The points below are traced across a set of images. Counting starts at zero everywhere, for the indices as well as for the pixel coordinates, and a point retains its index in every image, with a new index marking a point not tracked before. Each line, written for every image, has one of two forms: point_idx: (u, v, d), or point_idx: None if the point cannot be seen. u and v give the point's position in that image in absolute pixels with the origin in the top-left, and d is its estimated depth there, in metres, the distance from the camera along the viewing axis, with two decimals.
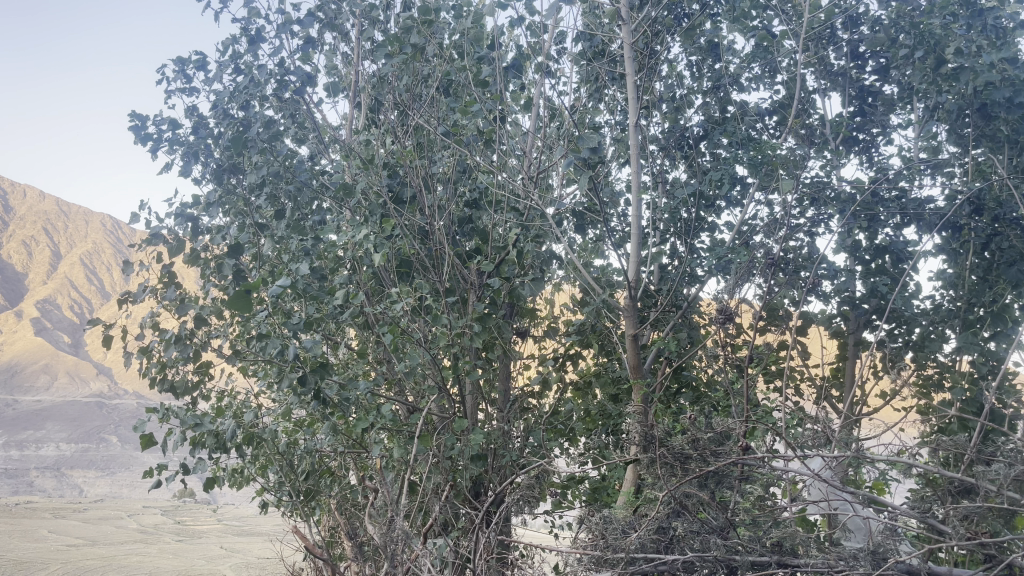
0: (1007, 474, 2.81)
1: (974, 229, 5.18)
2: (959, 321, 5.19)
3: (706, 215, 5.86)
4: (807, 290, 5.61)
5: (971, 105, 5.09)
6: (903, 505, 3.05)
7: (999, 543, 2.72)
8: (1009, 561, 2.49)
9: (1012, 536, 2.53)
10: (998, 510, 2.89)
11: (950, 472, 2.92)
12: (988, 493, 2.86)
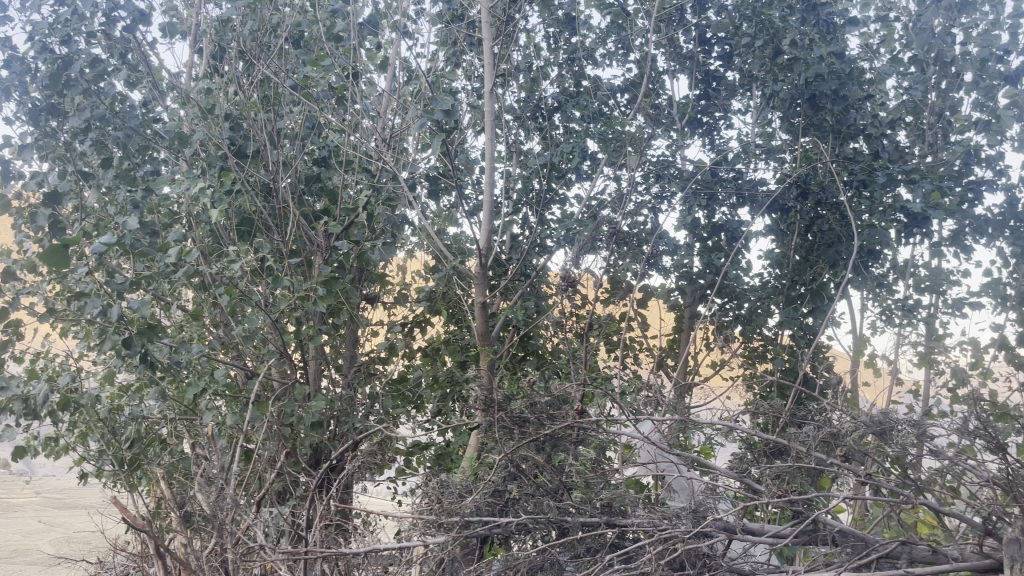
0: (815, 436, 3.04)
1: (799, 212, 5.56)
2: (783, 297, 5.55)
3: (558, 187, 5.94)
4: (649, 263, 5.83)
5: (802, 95, 5.44)
6: (724, 465, 3.24)
7: (804, 500, 2.94)
8: (812, 517, 2.70)
9: (816, 493, 2.74)
10: (807, 470, 3.13)
11: (767, 434, 3.12)
12: (798, 454, 3.08)
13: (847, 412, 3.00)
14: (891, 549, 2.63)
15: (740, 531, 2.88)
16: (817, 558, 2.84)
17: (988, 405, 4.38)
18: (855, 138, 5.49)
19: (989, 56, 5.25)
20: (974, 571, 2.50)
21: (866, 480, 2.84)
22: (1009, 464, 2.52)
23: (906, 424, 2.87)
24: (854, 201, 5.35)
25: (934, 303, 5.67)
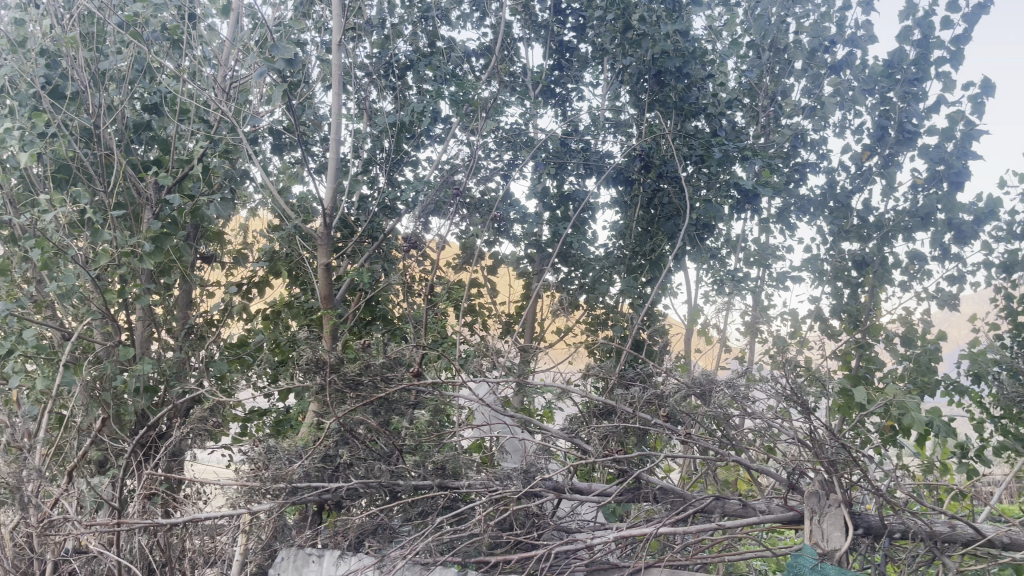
0: (642, 397, 3.17)
1: (643, 184, 5.74)
2: (625, 267, 5.72)
3: (409, 149, 5.81)
4: (498, 230, 5.84)
5: (649, 71, 5.59)
6: (557, 426, 3.31)
7: (629, 458, 3.05)
8: (635, 475, 2.81)
9: (639, 453, 2.86)
10: (633, 429, 3.26)
11: (597, 396, 3.22)
12: (626, 415, 3.20)
13: (671, 374, 3.14)
14: (705, 504, 2.79)
15: (568, 489, 2.97)
16: (639, 514, 2.97)
17: (802, 371, 4.73)
18: (696, 116, 5.72)
19: (817, 45, 5.60)
20: (777, 522, 2.70)
21: (686, 439, 2.99)
22: (811, 423, 2.73)
23: (724, 385, 3.04)
24: (693, 177, 5.59)
25: (761, 276, 6.05)
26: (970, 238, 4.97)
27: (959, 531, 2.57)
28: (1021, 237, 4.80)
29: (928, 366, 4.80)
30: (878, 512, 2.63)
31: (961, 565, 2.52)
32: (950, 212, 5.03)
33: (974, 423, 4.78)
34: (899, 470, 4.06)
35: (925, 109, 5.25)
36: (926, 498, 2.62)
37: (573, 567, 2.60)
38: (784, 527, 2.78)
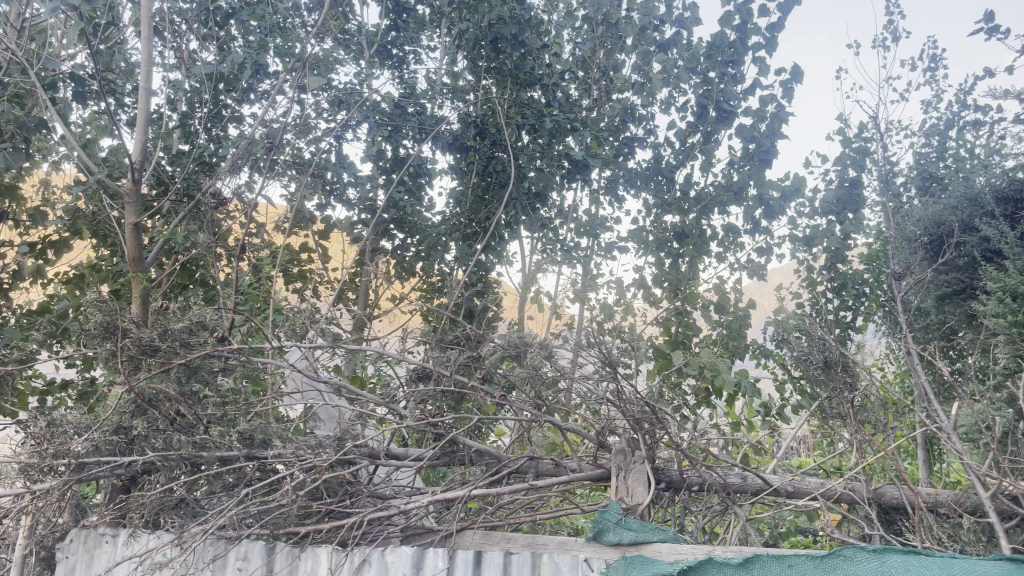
0: (458, 360, 3.17)
1: (478, 151, 5.73)
2: (461, 234, 5.69)
3: (231, 104, 5.43)
4: (329, 193, 5.62)
5: (485, 37, 5.55)
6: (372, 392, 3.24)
7: (445, 421, 3.05)
8: (449, 436, 2.81)
9: (453, 417, 2.86)
10: (451, 392, 3.25)
11: (413, 359, 3.18)
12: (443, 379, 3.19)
13: (488, 336, 3.15)
14: (519, 464, 2.84)
15: (382, 455, 2.93)
16: (454, 477, 2.98)
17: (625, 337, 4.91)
18: (532, 86, 5.74)
19: (647, 23, 5.77)
20: (587, 480, 2.78)
21: (500, 401, 3.02)
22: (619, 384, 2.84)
23: (538, 347, 3.09)
24: (527, 145, 5.62)
25: (591, 246, 6.22)
26: (777, 213, 5.34)
27: (749, 482, 2.76)
28: (821, 214, 5.20)
29: (738, 331, 5.14)
30: (679, 467, 2.77)
31: (750, 514, 2.71)
32: (760, 188, 5.39)
33: (777, 384, 5.17)
34: (710, 429, 4.31)
35: (740, 91, 5.57)
36: (722, 453, 2.79)
37: (386, 533, 2.56)
38: (594, 484, 2.87)
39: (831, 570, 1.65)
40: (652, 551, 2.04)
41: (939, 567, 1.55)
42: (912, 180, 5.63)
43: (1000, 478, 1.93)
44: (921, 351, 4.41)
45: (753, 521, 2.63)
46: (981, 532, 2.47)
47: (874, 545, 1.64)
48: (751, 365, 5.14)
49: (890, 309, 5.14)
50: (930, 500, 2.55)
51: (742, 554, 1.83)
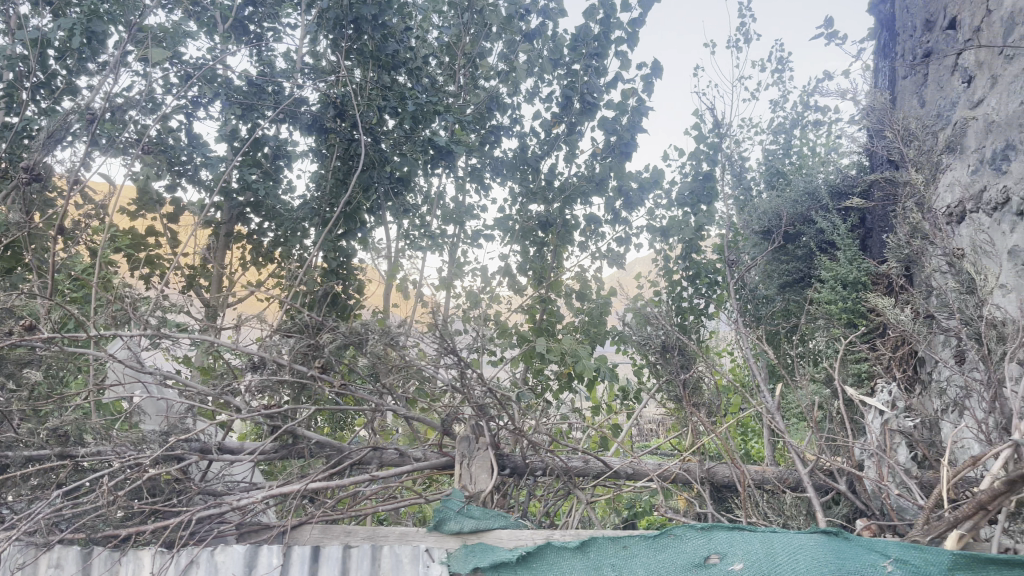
0: (295, 347, 3.03)
1: (338, 134, 5.45)
2: (320, 219, 5.37)
3: (64, 76, 4.97)
4: (179, 173, 5.26)
5: (346, 17, 5.34)
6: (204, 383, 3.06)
7: (283, 412, 2.92)
8: (284, 427, 2.70)
9: (291, 408, 2.75)
10: (290, 382, 3.12)
11: (248, 347, 3.02)
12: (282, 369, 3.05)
13: (325, 323, 3.03)
14: (362, 455, 2.77)
15: (216, 449, 2.78)
16: (293, 470, 2.88)
17: (489, 325, 4.89)
18: (396, 69, 5.60)
19: (512, 13, 5.74)
20: (431, 469, 2.75)
21: (340, 390, 2.93)
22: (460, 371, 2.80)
23: (376, 332, 2.98)
24: (390, 132, 5.45)
25: (457, 234, 6.16)
26: (636, 205, 5.48)
27: (590, 466, 2.81)
28: (677, 205, 5.36)
29: (599, 319, 5.24)
30: (522, 451, 2.78)
31: (589, 497, 2.75)
32: (621, 181, 5.51)
33: (636, 368, 5.29)
34: (571, 415, 4.36)
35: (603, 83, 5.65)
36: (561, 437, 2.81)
37: (218, 531, 2.44)
38: (440, 473, 2.84)
39: (660, 549, 1.64)
40: (493, 538, 2.00)
41: (760, 541, 1.54)
42: (762, 176, 5.93)
43: (817, 454, 1.96)
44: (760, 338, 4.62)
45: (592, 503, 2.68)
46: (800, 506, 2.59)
47: (702, 521, 1.63)
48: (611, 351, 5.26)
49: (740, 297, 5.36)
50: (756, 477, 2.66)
51: (579, 537, 1.82)
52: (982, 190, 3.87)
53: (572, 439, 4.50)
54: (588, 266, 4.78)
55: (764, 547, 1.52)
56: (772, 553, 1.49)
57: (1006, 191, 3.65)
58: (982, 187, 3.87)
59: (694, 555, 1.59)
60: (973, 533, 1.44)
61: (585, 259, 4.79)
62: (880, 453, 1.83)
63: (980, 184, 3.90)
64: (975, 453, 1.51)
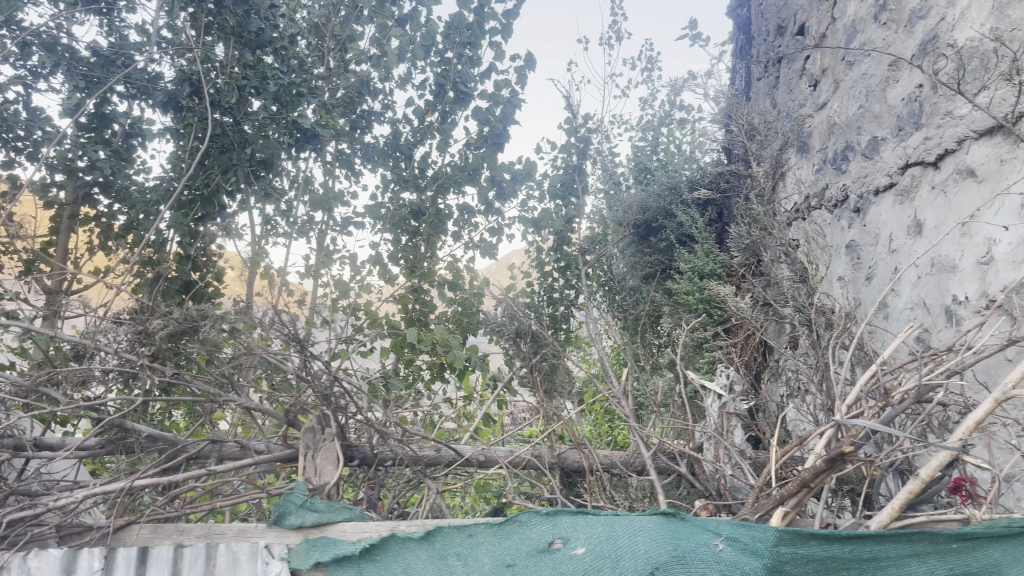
0: (124, 336, 2.83)
1: (195, 112, 4.81)
2: (174, 202, 4.75)
3: None
4: (15, 149, 4.73)
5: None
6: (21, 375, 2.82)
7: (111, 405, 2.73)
8: (110, 420, 2.52)
9: (120, 401, 2.59)
10: (120, 373, 2.93)
11: (70, 335, 2.79)
12: (110, 359, 2.85)
13: (158, 309, 2.85)
14: (199, 449, 2.66)
15: (30, 445, 2.60)
16: (121, 467, 2.71)
17: (360, 316, 4.69)
18: (261, 49, 5.05)
19: None
20: (275, 462, 2.66)
21: (173, 379, 2.77)
22: (307, 360, 2.68)
23: (215, 319, 2.82)
24: (256, 116, 4.91)
25: (326, 221, 5.93)
26: (510, 195, 5.44)
27: (441, 454, 2.81)
28: (552, 198, 5.26)
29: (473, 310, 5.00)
30: (370, 442, 2.73)
31: (437, 487, 2.71)
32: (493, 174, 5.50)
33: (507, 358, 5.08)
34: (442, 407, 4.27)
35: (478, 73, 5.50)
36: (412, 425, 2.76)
37: (33, 534, 2.23)
38: (284, 465, 2.76)
39: (506, 536, 1.63)
40: (336, 531, 1.96)
41: (603, 525, 1.55)
42: (630, 171, 5.95)
43: (661, 437, 1.98)
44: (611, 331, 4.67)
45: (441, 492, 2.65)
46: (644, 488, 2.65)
47: (546, 506, 1.62)
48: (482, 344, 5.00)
49: (609, 288, 5.40)
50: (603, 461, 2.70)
51: (424, 527, 1.80)
52: (824, 187, 4.12)
53: (444, 431, 4.41)
54: (463, 257, 4.35)
55: (605, 531, 1.52)
56: (613, 536, 1.50)
57: (845, 189, 3.88)
58: (824, 185, 4.11)
59: (538, 541, 1.59)
60: (796, 509, 1.50)
61: (459, 251, 4.35)
62: (716, 436, 1.88)
63: (823, 182, 4.14)
64: (801, 434, 1.57)
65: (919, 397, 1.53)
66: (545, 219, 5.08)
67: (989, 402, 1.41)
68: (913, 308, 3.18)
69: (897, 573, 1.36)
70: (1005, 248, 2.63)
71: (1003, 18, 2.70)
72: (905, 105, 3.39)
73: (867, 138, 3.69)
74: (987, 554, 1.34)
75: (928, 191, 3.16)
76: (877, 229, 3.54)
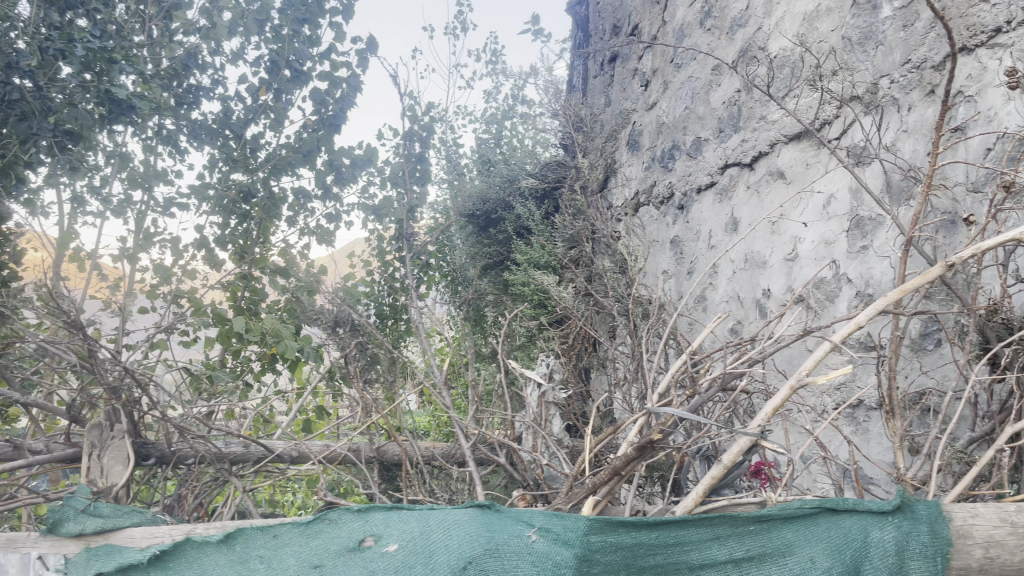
0: None
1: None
2: None
3: None
4: None
5: None
6: None
7: None
8: None
9: None
10: None
11: None
12: None
13: None
14: None
15: None
16: None
17: (182, 304, 4.14)
18: (70, 8, 3.92)
19: None
20: (55, 463, 2.40)
21: None
22: (97, 350, 2.41)
23: None
24: (65, 83, 3.81)
25: (145, 200, 5.44)
26: (349, 181, 4.94)
27: (251, 451, 2.64)
28: (390, 185, 4.82)
29: (309, 304, 4.36)
30: (169, 440, 2.52)
31: (248, 485, 2.54)
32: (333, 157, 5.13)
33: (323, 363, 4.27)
34: (272, 401, 3.98)
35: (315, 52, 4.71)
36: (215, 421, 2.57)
37: None
38: (70, 465, 2.51)
39: (313, 536, 1.54)
40: (122, 538, 1.75)
41: (416, 520, 1.47)
42: (473, 163, 5.92)
43: (479, 428, 1.93)
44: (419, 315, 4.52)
45: (249, 491, 2.47)
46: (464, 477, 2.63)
47: (358, 503, 1.54)
48: (320, 339, 4.39)
49: (450, 279, 5.31)
50: (425, 454, 2.65)
51: (224, 529, 1.67)
52: (652, 184, 4.28)
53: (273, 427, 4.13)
54: (296, 244, 3.98)
55: (418, 526, 1.45)
56: (425, 531, 1.44)
57: (671, 187, 4.04)
58: (653, 182, 4.27)
59: (348, 539, 1.50)
60: (608, 497, 1.51)
61: (291, 237, 3.93)
62: (534, 426, 1.85)
63: (651, 180, 4.30)
64: (616, 422, 1.58)
65: (723, 384, 1.57)
66: (385, 206, 4.76)
67: (786, 388, 1.46)
68: (729, 300, 3.35)
69: (699, 556, 1.38)
70: (808, 245, 2.82)
71: (813, 30, 2.89)
72: (726, 107, 3.56)
73: (692, 138, 3.85)
74: (781, 533, 1.38)
75: (744, 190, 3.33)
76: (698, 225, 3.71)
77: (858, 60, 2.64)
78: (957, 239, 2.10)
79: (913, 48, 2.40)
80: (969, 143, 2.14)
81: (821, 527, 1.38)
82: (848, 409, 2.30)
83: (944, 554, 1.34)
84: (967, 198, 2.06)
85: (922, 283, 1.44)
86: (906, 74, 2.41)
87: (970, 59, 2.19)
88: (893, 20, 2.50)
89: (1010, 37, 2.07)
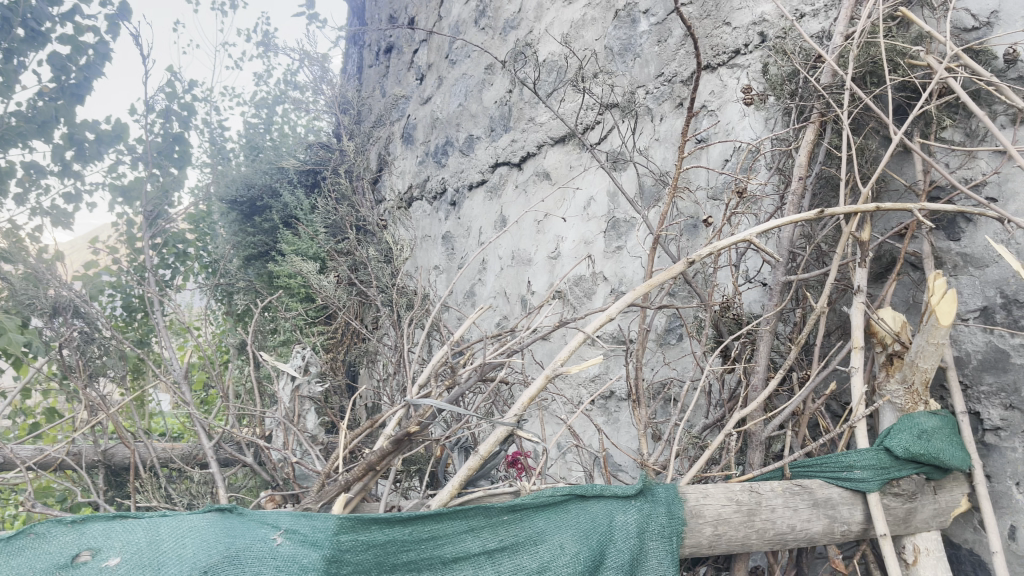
0: None
1: None
2: None
3: None
4: None
5: None
6: None
7: None
8: None
9: None
10: None
11: None
12: None
13: None
14: None
15: None
16: None
17: None
18: None
19: None
20: None
21: None
22: None
23: None
24: None
25: None
26: (93, 160, 4.41)
27: None
28: (143, 166, 4.31)
29: (28, 290, 3.65)
30: None
31: None
32: (73, 131, 4.51)
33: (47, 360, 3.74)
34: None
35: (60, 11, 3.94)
36: None
37: None
38: None
39: (13, 554, 1.30)
40: None
41: (143, 529, 1.30)
42: (240, 149, 5.27)
43: (226, 426, 1.77)
44: (151, 293, 3.86)
45: None
46: (207, 479, 2.43)
47: (72, 514, 1.33)
48: (50, 332, 3.76)
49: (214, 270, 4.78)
50: (161, 455, 2.45)
51: None
52: (426, 179, 4.25)
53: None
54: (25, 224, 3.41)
55: (146, 536, 1.27)
56: (156, 542, 1.26)
57: (443, 182, 4.04)
58: (426, 177, 4.25)
59: (59, 556, 1.28)
60: (361, 495, 1.44)
61: (18, 215, 3.39)
62: (286, 422, 1.72)
63: (425, 174, 4.27)
64: (374, 415, 1.51)
65: (482, 375, 1.56)
66: (136, 187, 4.28)
67: (541, 378, 1.47)
68: (497, 296, 3.41)
69: (453, 549, 1.35)
70: (570, 244, 2.93)
71: (579, 38, 3.01)
72: (497, 107, 3.62)
73: (464, 135, 3.88)
74: (532, 523, 1.40)
75: (513, 189, 3.41)
76: (469, 222, 3.74)
77: (617, 68, 2.79)
78: (697, 240, 2.27)
79: (666, 62, 2.57)
80: (709, 152, 2.32)
81: (571, 514, 1.42)
82: (601, 399, 2.42)
83: (678, 534, 1.43)
84: (707, 203, 2.24)
85: (667, 279, 1.51)
86: (659, 86, 2.58)
87: (714, 77, 2.38)
88: (649, 35, 2.66)
89: (747, 58, 2.26)
